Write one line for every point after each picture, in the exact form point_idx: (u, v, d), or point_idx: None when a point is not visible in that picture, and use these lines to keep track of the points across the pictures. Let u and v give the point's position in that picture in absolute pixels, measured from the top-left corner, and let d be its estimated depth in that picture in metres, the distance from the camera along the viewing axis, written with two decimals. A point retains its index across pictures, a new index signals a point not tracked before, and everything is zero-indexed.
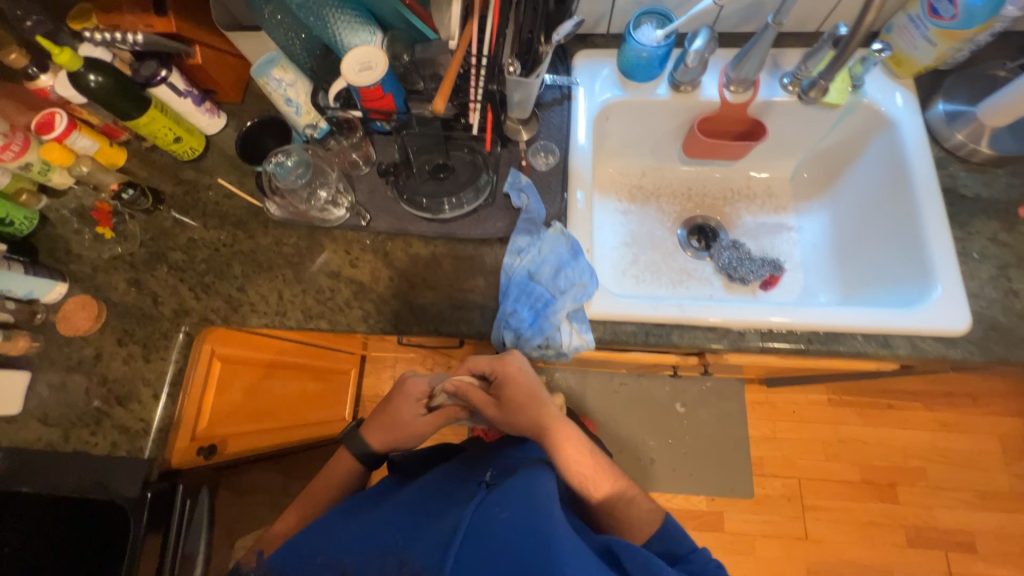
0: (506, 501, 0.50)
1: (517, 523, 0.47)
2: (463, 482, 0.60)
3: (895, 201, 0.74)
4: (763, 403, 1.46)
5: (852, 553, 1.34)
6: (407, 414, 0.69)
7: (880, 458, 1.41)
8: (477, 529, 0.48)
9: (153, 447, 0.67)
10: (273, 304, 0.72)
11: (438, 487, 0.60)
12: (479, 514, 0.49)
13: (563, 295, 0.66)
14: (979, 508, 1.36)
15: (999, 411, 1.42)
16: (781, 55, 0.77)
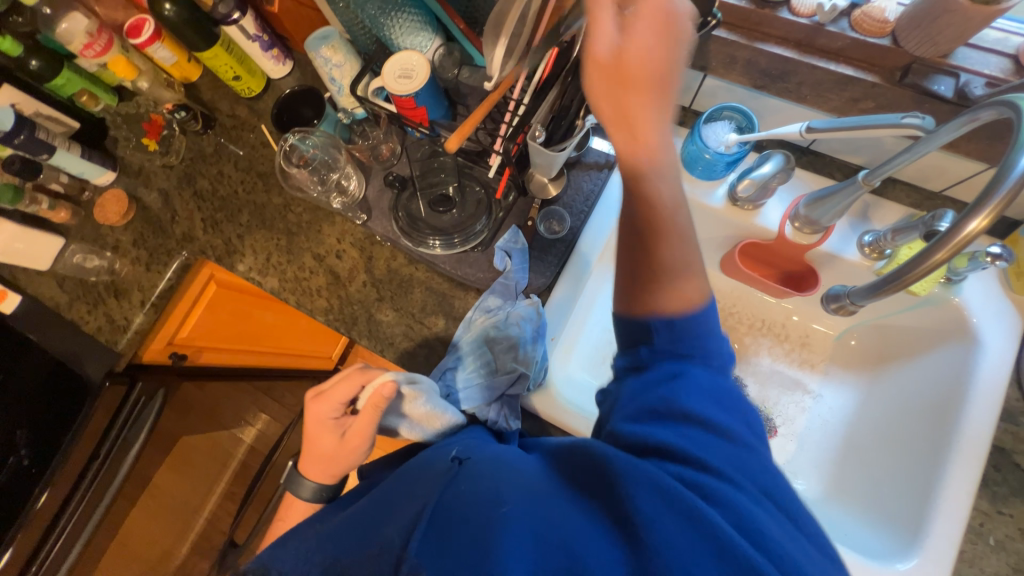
0: (478, 482, 0.38)
1: (523, 512, 0.34)
2: (427, 456, 0.48)
3: (933, 428, 0.60)
4: None
5: None
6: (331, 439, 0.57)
7: None
8: (441, 521, 0.35)
9: (126, 344, 0.76)
10: (260, 263, 0.76)
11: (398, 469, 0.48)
12: (441, 495, 0.37)
13: (505, 375, 0.62)
14: None
15: None
16: (876, 206, 0.64)
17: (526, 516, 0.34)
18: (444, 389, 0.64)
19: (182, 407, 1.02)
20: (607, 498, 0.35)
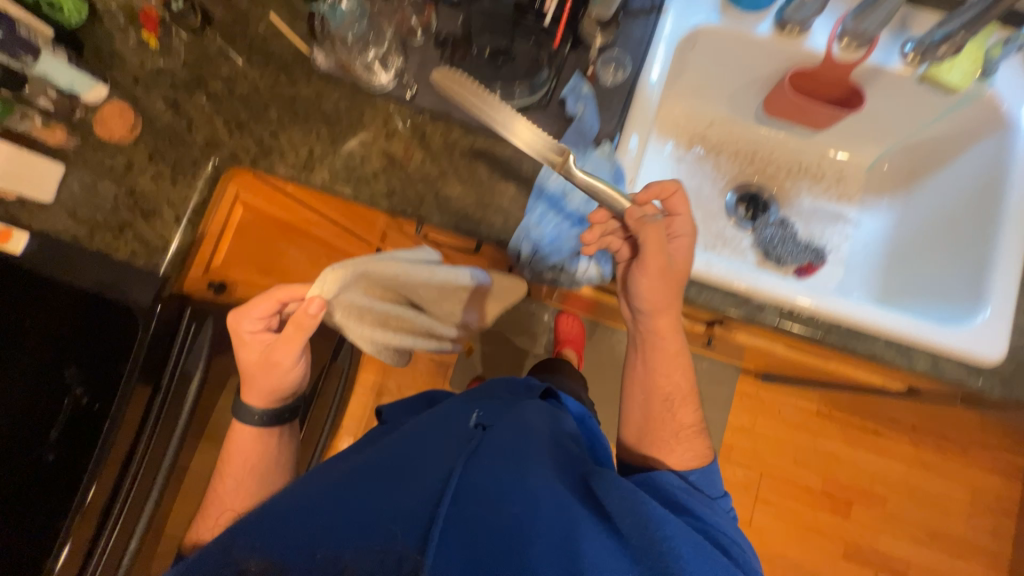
0: (508, 457, 0.54)
1: (522, 520, 0.46)
2: (450, 419, 0.63)
3: (974, 214, 0.67)
4: (752, 396, 1.46)
5: (786, 549, 1.40)
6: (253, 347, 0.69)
7: (847, 476, 1.42)
8: (478, 479, 0.50)
9: (168, 266, 0.71)
10: (302, 158, 0.71)
11: (432, 425, 0.62)
12: (476, 463, 0.52)
13: (590, 221, 0.67)
14: (925, 545, 1.38)
15: (982, 465, 1.41)
16: (913, 15, 0.68)
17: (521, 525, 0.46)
18: (531, 246, 0.66)
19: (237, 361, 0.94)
20: (619, 499, 0.51)
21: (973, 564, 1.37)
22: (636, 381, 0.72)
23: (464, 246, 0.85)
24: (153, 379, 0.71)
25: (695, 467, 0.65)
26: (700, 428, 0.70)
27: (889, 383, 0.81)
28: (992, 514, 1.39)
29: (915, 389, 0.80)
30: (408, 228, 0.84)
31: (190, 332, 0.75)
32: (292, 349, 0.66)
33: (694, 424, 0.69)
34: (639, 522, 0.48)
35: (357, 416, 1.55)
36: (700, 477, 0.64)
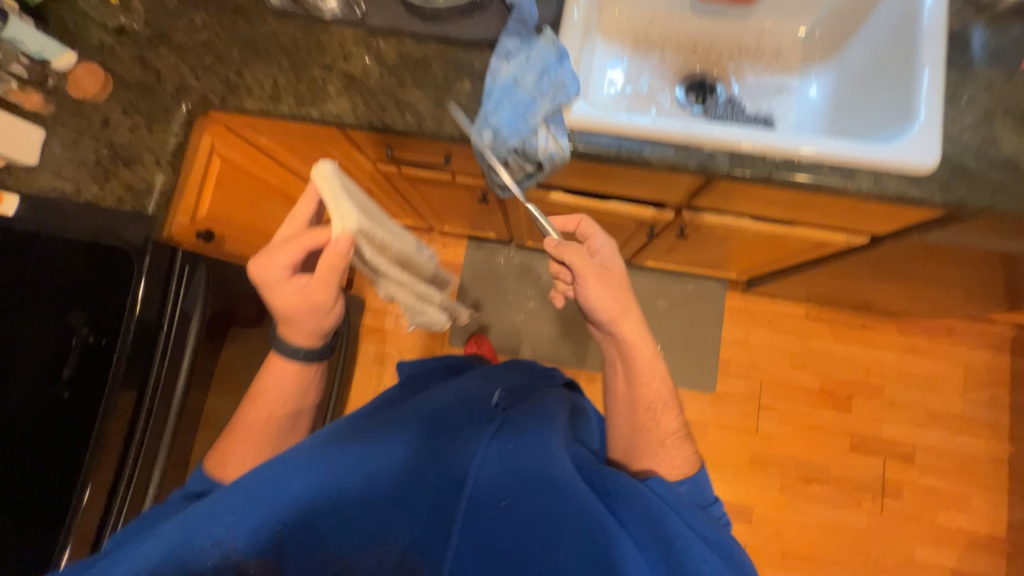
0: (523, 444, 0.60)
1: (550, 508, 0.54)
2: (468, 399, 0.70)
3: (897, 49, 0.72)
4: (741, 309, 1.53)
5: (795, 450, 1.45)
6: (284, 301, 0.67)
7: (842, 371, 1.48)
8: (492, 466, 0.57)
9: (155, 206, 0.75)
10: (268, 90, 0.75)
11: (451, 402, 0.70)
12: (490, 451, 0.59)
13: (542, 96, 0.68)
14: (926, 426, 1.44)
15: (969, 342, 1.47)
16: None
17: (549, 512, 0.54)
18: (491, 133, 0.69)
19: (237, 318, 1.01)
20: (637, 499, 0.55)
21: (975, 438, 1.42)
22: (618, 401, 0.77)
23: (436, 167, 0.89)
24: (156, 315, 0.75)
25: (683, 479, 0.69)
26: (685, 433, 0.74)
27: (854, 234, 0.87)
28: (986, 387, 1.44)
29: (877, 238, 0.87)
30: (380, 155, 0.88)
31: (184, 273, 0.79)
32: (329, 287, 0.66)
33: (676, 432, 0.73)
34: (652, 518, 0.53)
35: (365, 386, 1.58)
36: (690, 489, 0.68)
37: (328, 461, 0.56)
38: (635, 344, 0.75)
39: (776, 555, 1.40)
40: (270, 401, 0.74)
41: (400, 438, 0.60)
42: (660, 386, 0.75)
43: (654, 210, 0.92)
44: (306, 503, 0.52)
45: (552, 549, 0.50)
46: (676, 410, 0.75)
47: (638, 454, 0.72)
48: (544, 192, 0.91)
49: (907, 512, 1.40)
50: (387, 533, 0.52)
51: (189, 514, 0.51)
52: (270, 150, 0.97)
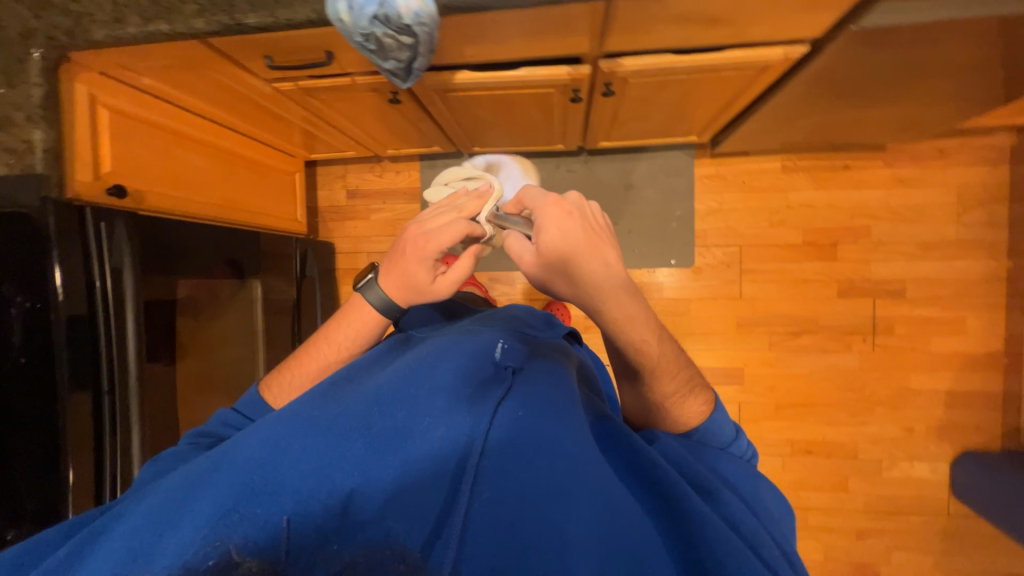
0: (537, 413, 0.58)
1: (557, 476, 0.53)
2: (464, 349, 0.66)
3: None
4: (713, 176, 1.45)
5: (783, 307, 1.44)
6: (429, 276, 0.65)
7: (825, 219, 1.42)
8: (507, 440, 0.55)
9: (44, 165, 0.74)
10: (110, 12, 0.69)
11: (458, 353, 0.65)
12: (504, 424, 0.56)
13: None
14: (919, 259, 1.38)
15: (963, 161, 1.36)
16: None
17: (553, 493, 0.52)
18: (345, 5, 0.63)
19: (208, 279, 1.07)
20: (662, 479, 0.56)
21: (971, 260, 1.37)
22: (619, 369, 0.70)
23: (326, 69, 0.85)
24: (85, 277, 0.76)
25: (698, 427, 0.69)
26: (690, 382, 0.69)
27: (793, 45, 0.81)
28: (983, 205, 1.36)
29: (817, 44, 0.81)
30: (265, 68, 0.84)
31: (102, 232, 0.80)
32: (465, 268, 0.65)
33: (683, 386, 0.69)
34: (671, 505, 0.54)
35: None
36: (699, 440, 0.69)
37: (312, 442, 0.51)
38: (625, 326, 0.61)
39: (770, 407, 1.45)
40: (347, 337, 0.73)
41: (385, 416, 0.54)
42: (658, 349, 0.65)
43: (568, 69, 0.86)
44: (309, 470, 0.49)
45: (566, 524, 0.51)
46: (677, 367, 0.67)
47: (652, 414, 0.71)
48: (448, 74, 0.87)
49: (900, 346, 1.40)
50: (400, 504, 0.50)
51: (189, 471, 0.52)
52: (159, 92, 0.93)
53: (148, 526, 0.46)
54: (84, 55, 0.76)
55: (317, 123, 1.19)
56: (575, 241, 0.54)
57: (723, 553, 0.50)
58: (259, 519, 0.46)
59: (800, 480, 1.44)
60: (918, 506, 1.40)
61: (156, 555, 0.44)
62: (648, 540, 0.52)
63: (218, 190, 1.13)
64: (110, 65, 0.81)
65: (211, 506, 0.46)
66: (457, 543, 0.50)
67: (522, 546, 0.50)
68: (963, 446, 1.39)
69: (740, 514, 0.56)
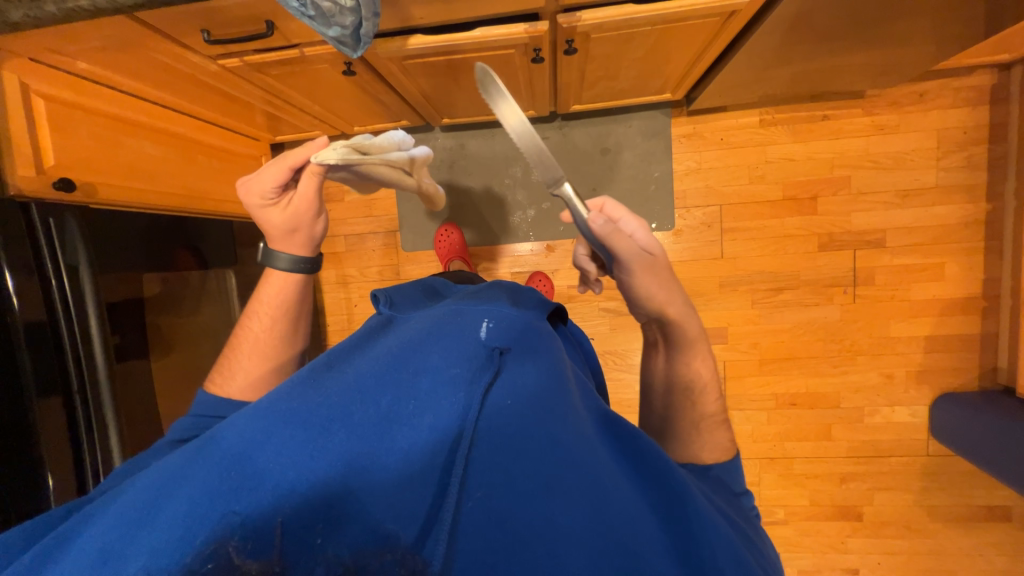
0: (531, 394, 0.54)
1: (550, 466, 0.49)
2: (450, 327, 0.61)
3: None
4: (691, 135, 1.42)
5: (764, 264, 1.44)
6: (271, 219, 0.70)
7: (805, 172, 1.40)
8: (496, 429, 0.51)
9: None
10: None
11: (446, 330, 0.60)
12: (494, 410, 0.53)
13: None
14: (898, 207, 1.38)
15: (943, 104, 1.34)
16: None
17: (545, 485, 0.48)
18: None
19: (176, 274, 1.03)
20: (651, 462, 0.53)
21: (950, 205, 1.36)
22: (663, 387, 0.69)
23: (271, 40, 0.82)
24: (37, 275, 0.74)
25: (722, 462, 0.62)
26: (726, 418, 0.67)
27: None
28: (962, 149, 1.34)
29: None
30: (206, 44, 0.81)
31: (50, 228, 0.77)
32: (310, 207, 0.71)
33: (719, 414, 0.66)
34: (657, 484, 0.52)
35: (339, 310, 1.63)
36: (721, 471, 0.61)
37: (283, 435, 0.47)
38: (692, 343, 0.67)
39: (754, 363, 1.47)
40: (272, 312, 0.75)
41: (365, 406, 0.50)
42: (709, 370, 0.68)
43: (525, 26, 0.83)
44: (291, 463, 0.46)
45: (558, 516, 0.47)
46: (719, 391, 0.68)
47: (676, 437, 0.66)
48: (402, 39, 0.84)
49: (880, 295, 1.41)
50: (388, 499, 0.47)
51: (168, 462, 0.49)
52: (97, 77, 0.88)
53: (120, 523, 0.43)
54: (4, 39, 0.73)
55: (276, 104, 1.14)
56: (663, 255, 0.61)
57: (712, 536, 0.48)
58: (245, 515, 0.43)
59: (785, 432, 1.48)
60: (898, 448, 1.45)
61: (133, 553, 0.41)
62: (639, 527, 0.48)
63: (174, 178, 1.08)
64: (41, 52, 0.78)
65: (193, 502, 0.43)
66: (447, 541, 0.46)
67: (513, 540, 0.46)
68: (942, 389, 1.42)
69: (720, 504, 0.55)
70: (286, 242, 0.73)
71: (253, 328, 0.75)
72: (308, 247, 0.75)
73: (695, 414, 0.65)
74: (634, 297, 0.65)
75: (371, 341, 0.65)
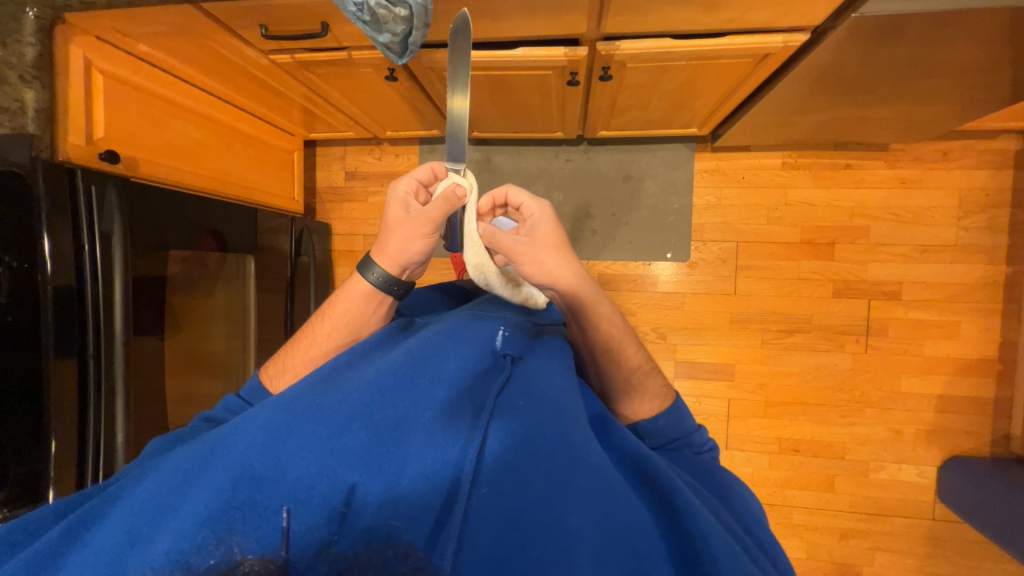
0: (542, 402, 0.55)
1: (554, 468, 0.49)
2: (466, 331, 0.63)
3: None
4: (713, 170, 1.44)
5: (777, 304, 1.43)
6: (391, 215, 0.67)
7: (825, 217, 1.41)
8: (508, 431, 0.52)
9: (35, 125, 0.76)
10: None
11: (464, 336, 0.62)
12: (506, 410, 0.54)
13: None
14: (916, 261, 1.38)
15: (967, 165, 1.35)
16: None
17: (551, 484, 0.49)
18: None
19: (202, 257, 1.06)
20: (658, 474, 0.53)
21: (969, 265, 1.36)
22: (591, 366, 0.71)
23: (323, 40, 0.87)
24: (72, 238, 0.76)
25: (660, 412, 0.68)
26: (654, 363, 0.70)
27: (793, 33, 0.82)
28: (984, 210, 1.35)
29: (820, 27, 0.83)
30: (262, 38, 0.86)
31: (91, 196, 0.79)
32: (430, 211, 0.63)
33: (647, 363, 0.69)
34: (666, 500, 0.51)
35: None
36: (668, 421, 0.67)
37: (304, 429, 0.50)
38: (593, 314, 0.66)
39: (759, 405, 1.45)
40: (337, 320, 0.70)
41: (381, 405, 0.52)
42: (618, 323, 0.68)
43: (566, 50, 0.87)
44: (310, 458, 0.48)
45: (570, 517, 0.47)
46: (638, 341, 0.69)
47: (616, 402, 0.70)
48: (446, 51, 0.88)
49: (893, 347, 1.39)
50: (400, 500, 0.48)
51: (189, 451, 0.51)
52: (154, 59, 0.93)
53: (145, 509, 0.47)
54: (77, 16, 0.78)
55: (316, 102, 1.19)
56: (550, 247, 0.65)
57: (720, 547, 0.46)
58: (260, 508, 0.46)
59: (787, 478, 1.44)
60: (904, 509, 1.40)
61: (157, 540, 0.44)
62: (648, 536, 0.49)
63: (210, 162, 1.12)
64: (107, 30, 0.83)
65: (210, 494, 0.46)
66: (458, 535, 0.46)
67: (524, 538, 0.46)
68: (952, 451, 1.38)
69: (725, 515, 0.54)
70: (385, 245, 0.67)
71: (317, 330, 0.71)
72: (401, 261, 0.67)
73: (624, 376, 0.68)
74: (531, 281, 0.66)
75: (391, 344, 0.65)
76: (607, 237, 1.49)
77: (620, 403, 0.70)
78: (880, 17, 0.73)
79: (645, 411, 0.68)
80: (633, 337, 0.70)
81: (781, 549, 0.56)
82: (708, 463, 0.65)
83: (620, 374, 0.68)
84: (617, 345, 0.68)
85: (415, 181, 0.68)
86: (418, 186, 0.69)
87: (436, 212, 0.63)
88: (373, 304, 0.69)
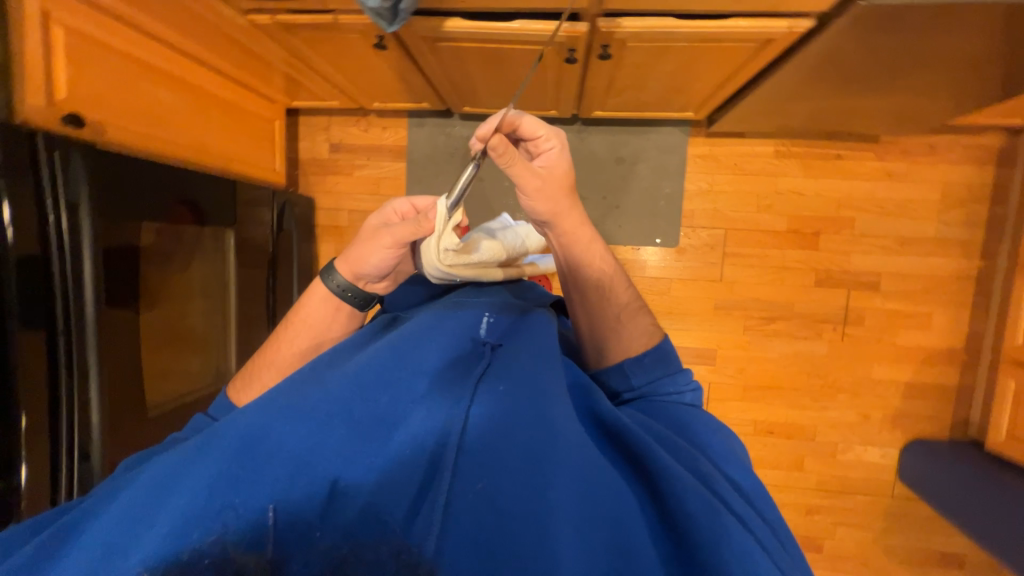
0: (523, 384, 0.55)
1: (534, 448, 0.50)
2: (447, 319, 0.61)
3: None
4: (706, 156, 1.43)
5: (760, 291, 1.46)
6: (369, 229, 0.69)
7: (812, 208, 1.42)
8: (489, 414, 0.52)
9: None
10: None
11: (446, 325, 0.60)
12: (485, 394, 0.53)
13: None
14: (896, 253, 1.41)
15: (952, 159, 1.37)
16: None
17: (532, 464, 0.49)
18: None
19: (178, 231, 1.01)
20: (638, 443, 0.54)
21: (945, 258, 1.40)
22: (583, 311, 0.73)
23: (309, 2, 0.81)
24: (36, 207, 0.72)
25: (646, 347, 0.70)
26: (642, 303, 0.74)
27: (798, 19, 0.80)
28: (964, 205, 1.38)
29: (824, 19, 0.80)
30: None
31: (56, 160, 0.74)
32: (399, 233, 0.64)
33: (635, 302, 0.73)
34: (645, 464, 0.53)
35: None
36: (654, 360, 0.69)
37: (278, 428, 0.49)
38: (591, 247, 0.70)
39: (738, 389, 1.49)
40: (301, 322, 0.71)
41: (359, 399, 0.51)
42: (610, 261, 0.72)
43: (564, 25, 0.84)
44: (289, 456, 0.47)
45: (553, 493, 0.48)
46: (626, 281, 0.74)
47: (607, 341, 0.71)
48: (439, 20, 0.84)
49: (868, 335, 1.44)
50: (381, 488, 0.48)
51: (171, 458, 0.51)
52: (120, 14, 0.86)
53: (127, 520, 0.47)
54: None
55: (299, 67, 1.13)
56: (561, 187, 0.64)
57: (694, 502, 0.49)
58: (239, 507, 0.45)
59: (759, 458, 1.51)
60: (866, 487, 1.48)
61: (138, 549, 0.44)
62: (627, 502, 0.50)
63: (184, 129, 1.06)
64: None
65: (188, 500, 0.45)
66: (444, 517, 0.46)
67: (507, 517, 0.47)
68: (914, 435, 1.45)
69: (709, 469, 0.55)
70: (349, 251, 0.69)
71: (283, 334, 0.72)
72: (358, 270, 0.68)
73: (615, 310, 0.71)
74: (542, 218, 0.65)
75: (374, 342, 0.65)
76: (598, 220, 1.47)
77: (609, 346, 0.72)
78: (886, 9, 0.71)
79: (635, 345, 0.71)
80: (621, 277, 0.75)
81: (764, 495, 0.57)
82: (691, 408, 0.66)
83: (611, 311, 0.71)
84: (609, 279, 0.72)
85: (410, 205, 0.70)
86: (408, 210, 0.70)
87: (404, 233, 0.64)
88: (337, 308, 0.71)
